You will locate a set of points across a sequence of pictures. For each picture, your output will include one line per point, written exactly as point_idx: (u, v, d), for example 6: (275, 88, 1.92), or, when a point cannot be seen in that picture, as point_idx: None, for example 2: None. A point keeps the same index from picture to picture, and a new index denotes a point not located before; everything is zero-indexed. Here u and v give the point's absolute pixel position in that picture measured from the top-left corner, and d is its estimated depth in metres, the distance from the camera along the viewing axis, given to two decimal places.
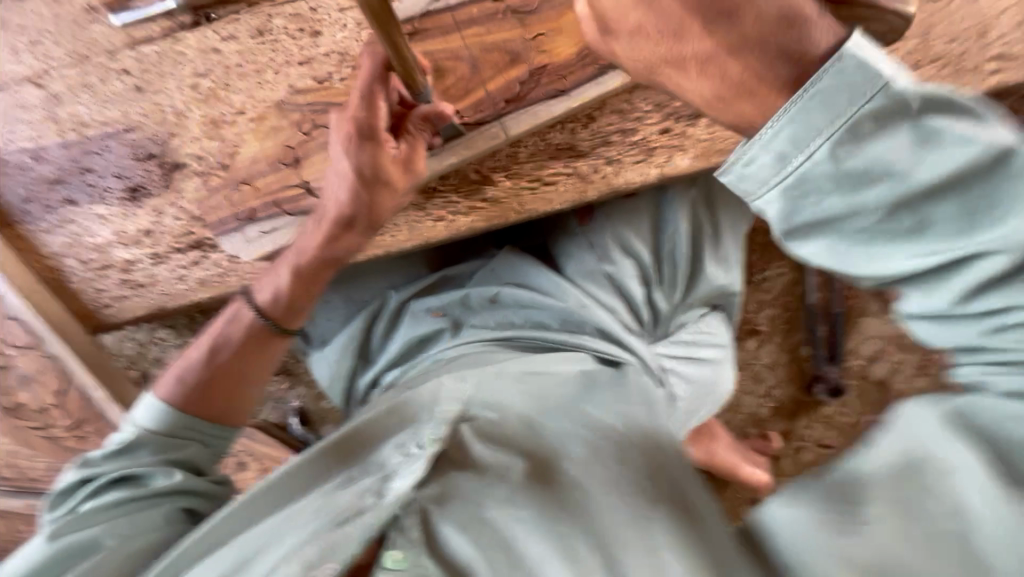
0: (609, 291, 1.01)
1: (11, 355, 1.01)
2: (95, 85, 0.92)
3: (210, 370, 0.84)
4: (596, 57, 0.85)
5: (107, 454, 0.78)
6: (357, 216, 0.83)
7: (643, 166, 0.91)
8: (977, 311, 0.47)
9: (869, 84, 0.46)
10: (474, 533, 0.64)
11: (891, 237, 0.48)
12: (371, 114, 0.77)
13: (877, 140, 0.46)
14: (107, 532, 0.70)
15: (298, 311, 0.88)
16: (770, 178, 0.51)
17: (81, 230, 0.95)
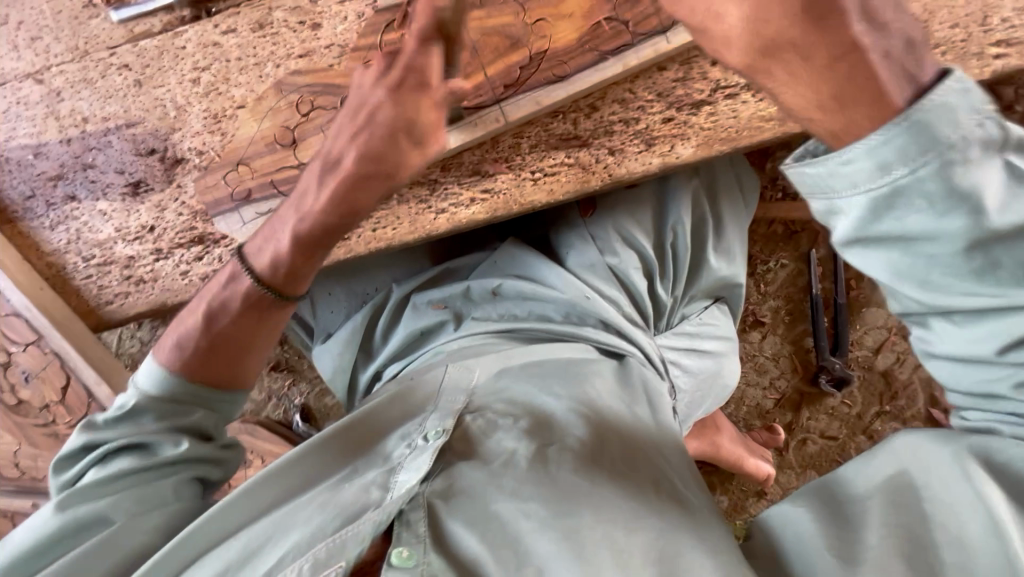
0: (611, 282, 1.01)
1: (13, 352, 1.01)
2: (95, 81, 0.91)
3: (211, 338, 0.80)
4: (596, 44, 0.85)
5: (110, 420, 0.77)
6: (368, 166, 0.76)
7: (646, 156, 0.90)
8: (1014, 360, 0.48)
9: (957, 135, 0.42)
10: (484, 533, 0.64)
11: (954, 274, 0.46)
12: (423, 51, 0.72)
13: (968, 178, 0.43)
14: (116, 506, 0.71)
15: (300, 280, 0.82)
16: (866, 181, 0.45)
17: (83, 226, 0.95)
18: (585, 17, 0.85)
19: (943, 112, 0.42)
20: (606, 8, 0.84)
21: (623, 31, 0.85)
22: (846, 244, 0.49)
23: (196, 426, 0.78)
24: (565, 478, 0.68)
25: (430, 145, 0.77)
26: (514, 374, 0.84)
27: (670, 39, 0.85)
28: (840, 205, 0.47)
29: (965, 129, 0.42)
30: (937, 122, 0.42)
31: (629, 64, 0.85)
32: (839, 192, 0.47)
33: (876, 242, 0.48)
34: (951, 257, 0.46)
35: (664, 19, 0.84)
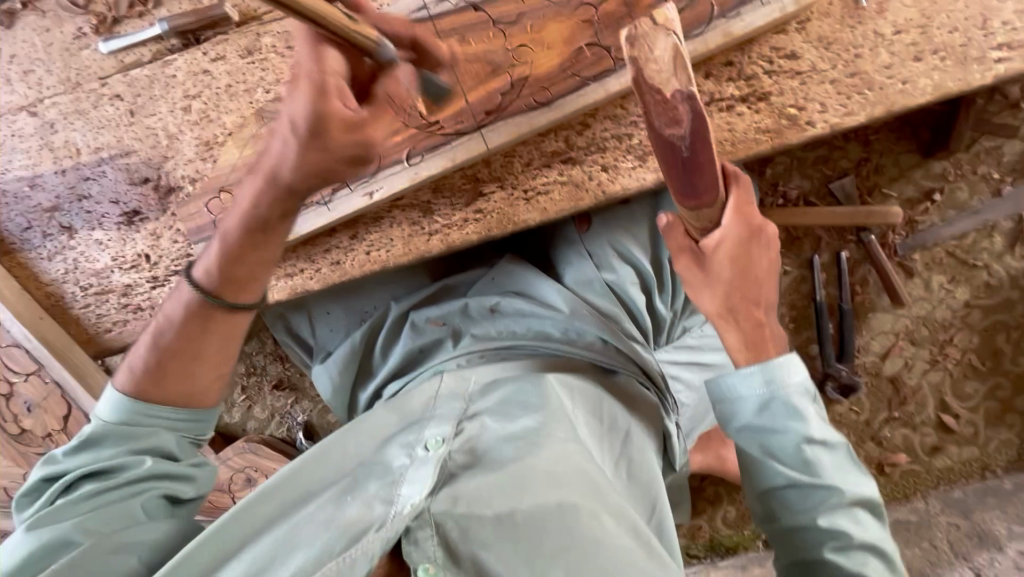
0: (607, 297, 1.00)
1: (16, 382, 0.99)
2: (88, 111, 0.92)
3: (162, 355, 0.79)
4: (578, 70, 0.84)
5: (71, 450, 0.77)
6: (285, 172, 0.72)
7: (641, 172, 0.89)
8: (828, 530, 0.63)
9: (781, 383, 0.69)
10: (501, 535, 0.67)
11: (794, 457, 0.66)
12: (317, 62, 0.64)
13: (799, 399, 0.68)
14: (80, 527, 0.70)
15: (244, 286, 0.80)
16: (756, 383, 0.69)
17: (79, 256, 0.95)
18: (566, 43, 0.83)
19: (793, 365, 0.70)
20: (588, 34, 0.83)
21: (605, 56, 0.83)
22: (740, 427, 0.70)
23: (157, 445, 0.77)
24: (568, 497, 0.71)
25: (343, 147, 0.69)
26: (506, 394, 0.85)
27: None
28: (737, 395, 0.70)
29: (799, 378, 0.69)
30: (785, 367, 0.69)
31: (612, 90, 0.84)
32: (740, 391, 0.70)
33: (753, 423, 0.69)
34: (791, 445, 0.66)
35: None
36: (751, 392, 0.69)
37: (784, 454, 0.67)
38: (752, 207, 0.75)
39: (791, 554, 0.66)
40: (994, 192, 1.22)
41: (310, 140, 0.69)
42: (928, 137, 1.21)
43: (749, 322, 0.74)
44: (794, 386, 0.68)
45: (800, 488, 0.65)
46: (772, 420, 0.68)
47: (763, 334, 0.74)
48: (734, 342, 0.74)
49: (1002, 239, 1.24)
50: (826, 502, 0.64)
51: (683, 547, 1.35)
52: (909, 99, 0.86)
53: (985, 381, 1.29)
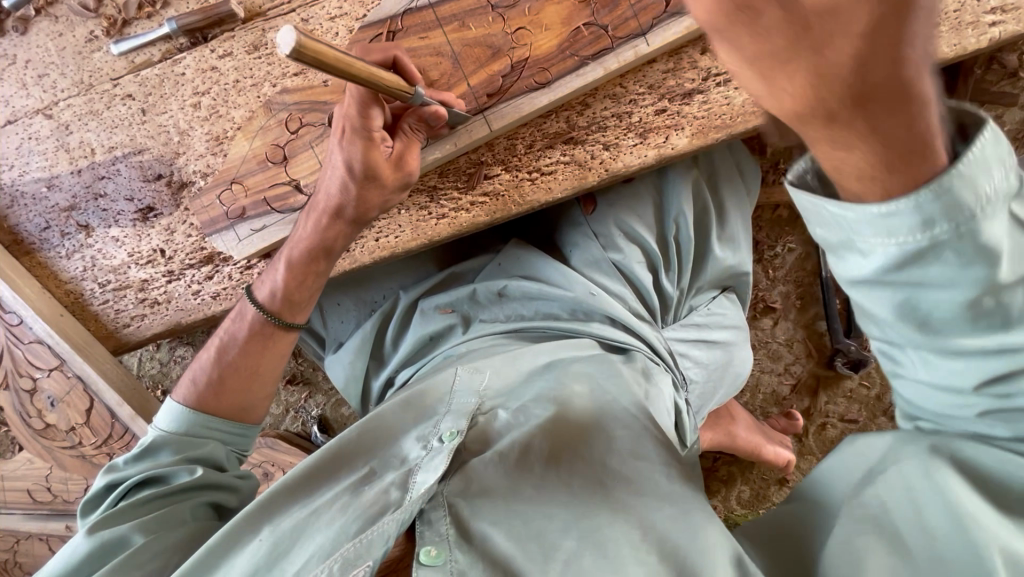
0: (615, 277, 1.01)
1: (38, 378, 1.00)
2: (101, 112, 0.95)
3: (222, 369, 0.88)
4: (577, 49, 0.86)
5: (131, 459, 0.83)
6: (347, 208, 0.84)
7: (643, 149, 0.90)
8: (995, 397, 0.45)
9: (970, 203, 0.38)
10: (512, 514, 0.68)
11: (954, 321, 0.42)
12: (364, 113, 0.78)
13: (989, 230, 0.39)
14: (135, 528, 0.73)
15: (300, 306, 0.91)
16: (894, 230, 0.39)
17: (97, 253, 0.98)
18: (564, 24, 0.85)
19: (979, 166, 0.38)
20: (584, 13, 0.85)
21: (603, 35, 0.85)
22: (856, 283, 0.44)
23: (211, 455, 0.82)
24: (576, 476, 0.72)
25: (393, 182, 0.85)
26: (521, 374, 0.88)
27: (650, 42, 0.85)
28: (858, 243, 0.41)
29: (984, 193, 0.38)
30: (965, 186, 0.38)
31: (609, 69, 0.86)
32: (862, 238, 0.41)
33: (884, 283, 0.42)
34: (953, 307, 0.41)
35: (644, 22, 0.84)
36: (884, 247, 0.40)
37: (938, 315, 0.42)
38: None
39: (925, 404, 0.50)
40: None
41: (366, 180, 0.82)
42: None
43: (884, 117, 0.36)
44: (974, 216, 0.38)
45: (956, 353, 0.44)
46: (925, 279, 0.41)
47: (914, 135, 0.37)
48: (854, 161, 0.38)
49: None
50: (1005, 368, 0.43)
51: None
52: None
53: None
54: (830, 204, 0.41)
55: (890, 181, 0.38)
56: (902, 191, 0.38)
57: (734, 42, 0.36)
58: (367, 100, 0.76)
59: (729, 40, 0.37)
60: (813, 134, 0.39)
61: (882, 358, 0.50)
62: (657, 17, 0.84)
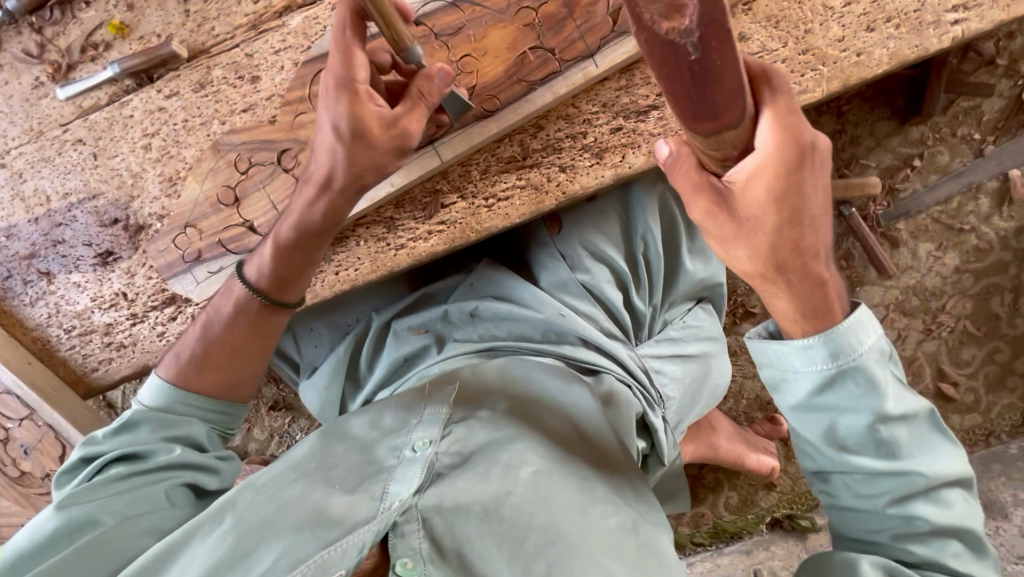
0: (583, 297, 1.00)
1: (11, 427, 1.01)
2: (53, 158, 0.94)
3: (206, 346, 0.86)
4: (524, 75, 0.85)
5: (108, 434, 0.82)
6: (337, 176, 0.79)
7: (599, 169, 0.88)
8: (899, 516, 0.60)
9: (858, 347, 0.59)
10: (486, 532, 0.70)
11: (859, 441, 0.61)
12: (346, 64, 0.73)
13: (875, 369, 0.59)
14: (107, 510, 0.73)
15: (290, 285, 0.86)
16: (818, 362, 0.60)
17: (61, 299, 0.98)
18: (509, 50, 0.84)
19: (861, 327, 0.59)
20: (530, 38, 0.84)
21: (550, 59, 0.84)
22: (794, 407, 0.63)
23: (188, 435, 0.82)
24: (558, 495, 0.74)
25: (384, 142, 0.77)
26: (492, 386, 0.87)
27: (598, 63, 0.83)
28: (791, 374, 0.62)
29: (869, 346, 0.59)
30: (851, 334, 0.59)
31: (558, 92, 0.84)
32: (795, 368, 0.61)
33: (810, 407, 0.62)
34: (861, 429, 0.60)
35: (591, 43, 0.83)
36: (808, 372, 0.60)
37: (851, 440, 0.61)
38: (798, 117, 0.57)
39: (858, 524, 0.64)
40: (976, 153, 1.18)
41: (354, 142, 0.76)
42: (904, 102, 1.18)
43: (800, 281, 0.60)
44: (866, 357, 0.59)
45: (869, 475, 0.61)
46: (841, 403, 0.60)
47: (821, 296, 0.60)
48: (781, 306, 0.62)
49: (989, 199, 1.20)
50: (901, 490, 0.60)
51: (688, 537, 1.33)
52: (865, 71, 0.84)
53: (982, 346, 1.26)
54: (772, 343, 0.62)
55: (807, 324, 0.61)
56: (804, 337, 0.61)
57: (703, 221, 0.62)
58: (348, 39, 0.72)
59: (700, 221, 0.62)
60: (760, 283, 0.62)
61: (818, 487, 0.67)
62: (604, 37, 0.83)
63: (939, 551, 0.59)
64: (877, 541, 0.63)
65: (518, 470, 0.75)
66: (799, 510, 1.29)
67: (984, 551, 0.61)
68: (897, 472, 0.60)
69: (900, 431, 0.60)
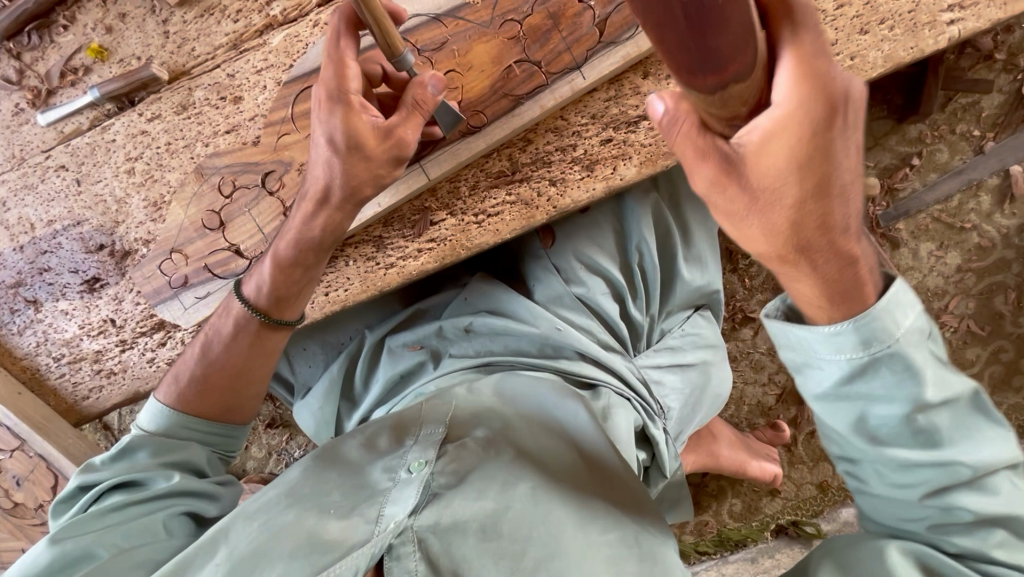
0: (579, 311, 0.98)
1: (2, 459, 1.00)
2: (36, 185, 0.93)
3: (207, 368, 0.84)
4: (510, 89, 0.83)
5: (107, 460, 0.79)
6: (332, 188, 0.77)
7: (590, 182, 0.86)
8: (937, 507, 0.56)
9: (897, 330, 0.52)
10: (483, 550, 0.69)
11: (894, 431, 0.55)
12: (340, 75, 0.73)
13: (912, 355, 0.53)
14: (102, 541, 0.70)
15: (288, 301, 0.84)
16: (848, 349, 0.53)
17: (49, 327, 0.97)
18: (494, 63, 0.83)
19: (897, 308, 0.53)
20: (515, 51, 0.82)
21: (537, 72, 0.82)
22: (821, 396, 0.57)
23: (189, 460, 0.81)
24: (556, 512, 0.72)
25: (380, 155, 0.76)
26: (488, 402, 0.85)
27: (585, 75, 0.81)
28: (815, 362, 0.56)
29: (906, 331, 0.53)
30: (885, 318, 0.52)
31: (546, 106, 0.83)
32: (820, 357, 0.55)
33: (841, 396, 0.56)
34: (896, 419, 0.55)
35: (578, 55, 0.81)
36: (836, 361, 0.54)
37: (884, 430, 0.56)
38: (826, 62, 0.49)
39: (891, 513, 0.60)
40: (976, 150, 1.16)
41: (349, 154, 0.75)
42: (902, 100, 1.16)
43: (827, 263, 0.53)
44: (903, 341, 0.52)
45: (904, 465, 0.55)
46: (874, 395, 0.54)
47: (846, 277, 0.53)
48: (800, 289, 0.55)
49: (989, 197, 1.19)
50: (942, 481, 0.54)
51: (692, 545, 1.32)
52: (860, 74, 0.82)
53: (986, 346, 1.24)
54: (795, 327, 0.56)
55: (832, 307, 0.54)
56: (830, 323, 0.55)
57: (708, 193, 0.55)
58: (342, 44, 0.73)
59: (705, 193, 0.55)
60: (778, 266, 0.55)
61: (847, 472, 0.62)
62: (591, 48, 0.81)
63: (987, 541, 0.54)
64: (913, 530, 0.58)
65: (518, 487, 0.74)
66: (803, 516, 1.27)
67: None
68: (939, 459, 0.54)
69: (942, 417, 0.54)
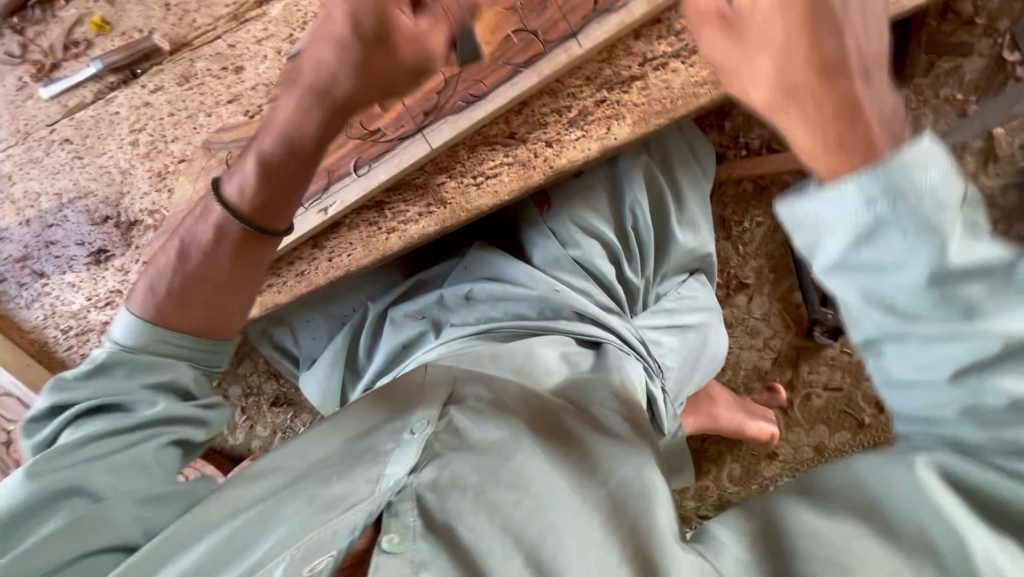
0: (577, 274, 1.01)
1: (12, 430, 1.04)
2: (41, 159, 0.94)
3: (185, 279, 0.79)
4: (508, 58, 0.85)
5: (81, 377, 0.75)
6: (343, 77, 0.71)
7: (585, 142, 0.89)
8: (970, 393, 0.46)
9: (922, 181, 0.42)
10: (479, 506, 0.65)
11: (918, 307, 0.44)
12: None
13: (936, 213, 0.42)
14: (91, 472, 0.69)
15: (274, 210, 0.80)
16: (854, 211, 0.43)
17: (56, 300, 0.98)
18: (493, 32, 0.85)
19: (934, 179, 0.42)
20: (513, 21, 0.84)
21: (533, 40, 0.84)
22: (830, 270, 0.46)
23: (172, 380, 0.76)
24: (549, 461, 0.70)
25: (407, 58, 0.70)
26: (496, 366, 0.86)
27: (581, 43, 0.84)
28: (822, 229, 0.45)
29: (939, 183, 0.42)
30: (908, 168, 0.42)
31: (544, 74, 0.85)
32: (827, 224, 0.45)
33: (845, 269, 0.46)
34: (914, 288, 0.44)
35: (574, 23, 0.83)
36: (849, 223, 0.44)
37: (904, 300, 0.45)
38: None
39: (909, 413, 0.50)
40: (959, 112, 1.19)
41: (371, 45, 0.68)
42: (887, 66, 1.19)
43: None
44: (926, 194, 0.42)
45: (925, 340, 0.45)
46: (907, 231, 0.43)
47: None
48: (890, 109, 0.47)
49: (973, 159, 1.22)
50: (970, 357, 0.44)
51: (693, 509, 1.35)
52: None
53: None
54: (808, 193, 0.45)
55: (859, 162, 0.44)
56: (834, 176, 0.45)
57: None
58: None
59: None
60: None
61: (869, 366, 0.51)
62: (586, 16, 0.83)
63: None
64: (938, 417, 0.48)
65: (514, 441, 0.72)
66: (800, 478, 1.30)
67: None
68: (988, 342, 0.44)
69: (981, 284, 0.43)
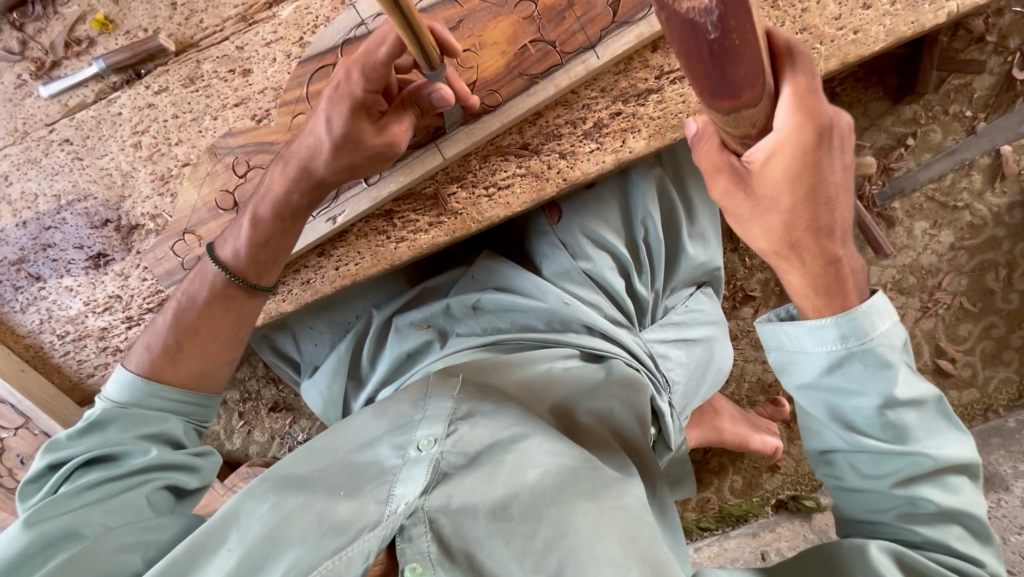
0: (587, 286, 0.99)
1: (6, 437, 1.00)
2: (40, 159, 0.91)
3: (177, 335, 0.81)
4: (525, 68, 0.84)
5: (75, 434, 0.74)
6: (315, 162, 0.79)
7: (600, 155, 0.87)
8: (904, 498, 0.58)
9: (876, 332, 0.57)
10: (495, 532, 0.66)
11: (872, 424, 0.59)
12: (368, 80, 0.73)
13: (885, 353, 0.57)
14: (86, 520, 0.67)
15: (265, 266, 0.84)
16: (826, 341, 0.59)
17: (53, 304, 0.96)
18: (509, 41, 0.84)
19: (882, 340, 0.58)
20: (530, 30, 0.83)
21: (551, 51, 0.83)
22: (802, 386, 0.62)
23: (165, 431, 0.76)
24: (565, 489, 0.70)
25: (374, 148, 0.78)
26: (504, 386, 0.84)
27: (599, 54, 0.82)
28: (798, 353, 0.61)
29: (886, 332, 0.58)
30: (865, 317, 0.57)
31: (560, 85, 0.83)
32: (805, 347, 0.60)
33: (818, 385, 0.61)
34: (869, 412, 0.59)
35: (592, 34, 0.82)
36: (816, 354, 0.60)
37: (860, 420, 0.60)
38: (819, 93, 0.52)
39: (858, 510, 0.63)
40: (968, 130, 1.19)
41: (342, 144, 0.77)
42: (898, 82, 1.19)
43: None
44: (876, 341, 0.57)
45: (877, 456, 0.59)
46: (866, 367, 0.58)
47: None
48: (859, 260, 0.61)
49: (981, 175, 1.21)
50: (909, 471, 0.58)
51: (694, 521, 1.35)
52: (863, 48, 0.84)
53: (978, 321, 1.27)
54: (784, 325, 0.61)
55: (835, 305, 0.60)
56: (817, 315, 0.60)
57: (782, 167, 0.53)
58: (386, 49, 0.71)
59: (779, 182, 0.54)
60: None
61: (822, 471, 0.66)
62: (605, 28, 0.82)
63: (939, 533, 0.57)
64: (880, 521, 0.61)
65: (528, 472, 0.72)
66: (803, 491, 1.30)
67: (988, 539, 0.59)
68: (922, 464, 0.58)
69: (910, 413, 0.58)
